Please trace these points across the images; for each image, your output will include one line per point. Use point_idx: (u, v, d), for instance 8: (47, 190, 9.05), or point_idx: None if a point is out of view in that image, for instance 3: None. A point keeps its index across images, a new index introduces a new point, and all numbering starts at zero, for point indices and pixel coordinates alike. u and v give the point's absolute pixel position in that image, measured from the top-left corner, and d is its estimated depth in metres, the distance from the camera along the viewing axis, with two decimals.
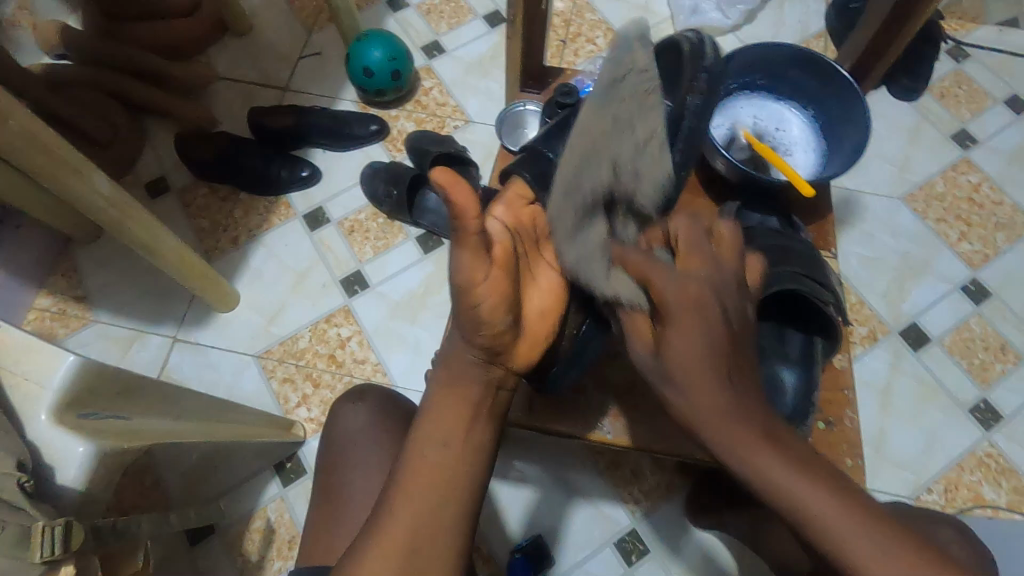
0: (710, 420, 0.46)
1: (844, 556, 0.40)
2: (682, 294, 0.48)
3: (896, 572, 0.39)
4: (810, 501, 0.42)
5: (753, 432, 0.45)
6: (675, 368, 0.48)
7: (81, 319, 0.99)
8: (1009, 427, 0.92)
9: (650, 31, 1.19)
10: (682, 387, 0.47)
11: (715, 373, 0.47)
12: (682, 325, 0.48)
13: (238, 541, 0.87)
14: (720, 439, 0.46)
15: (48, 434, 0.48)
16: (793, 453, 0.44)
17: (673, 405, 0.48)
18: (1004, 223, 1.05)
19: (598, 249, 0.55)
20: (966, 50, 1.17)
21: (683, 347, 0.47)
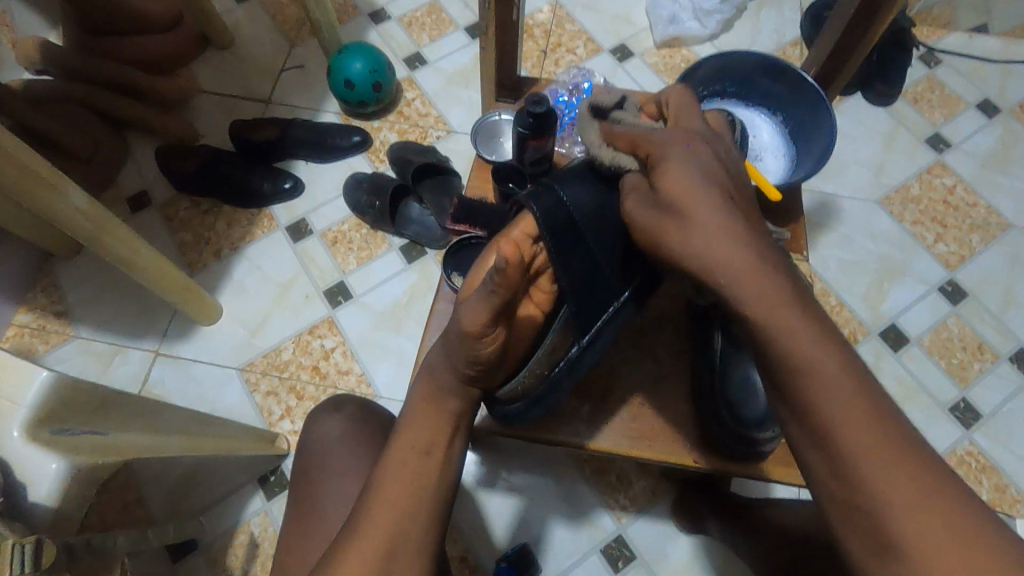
0: (711, 253, 0.46)
1: (829, 408, 0.40)
2: (673, 139, 0.52)
3: (847, 393, 0.40)
4: (799, 340, 0.42)
5: (767, 282, 0.44)
6: (674, 199, 0.48)
7: (61, 335, 0.98)
8: (988, 425, 0.93)
9: (630, 40, 1.20)
10: (685, 222, 0.47)
11: (719, 197, 0.48)
12: (691, 153, 0.50)
13: (221, 557, 0.86)
14: (726, 276, 0.45)
15: (20, 451, 0.47)
16: (808, 319, 0.43)
17: (676, 239, 0.48)
18: (978, 224, 1.06)
19: (601, 139, 0.59)
20: (938, 56, 1.20)
21: (685, 175, 0.49)
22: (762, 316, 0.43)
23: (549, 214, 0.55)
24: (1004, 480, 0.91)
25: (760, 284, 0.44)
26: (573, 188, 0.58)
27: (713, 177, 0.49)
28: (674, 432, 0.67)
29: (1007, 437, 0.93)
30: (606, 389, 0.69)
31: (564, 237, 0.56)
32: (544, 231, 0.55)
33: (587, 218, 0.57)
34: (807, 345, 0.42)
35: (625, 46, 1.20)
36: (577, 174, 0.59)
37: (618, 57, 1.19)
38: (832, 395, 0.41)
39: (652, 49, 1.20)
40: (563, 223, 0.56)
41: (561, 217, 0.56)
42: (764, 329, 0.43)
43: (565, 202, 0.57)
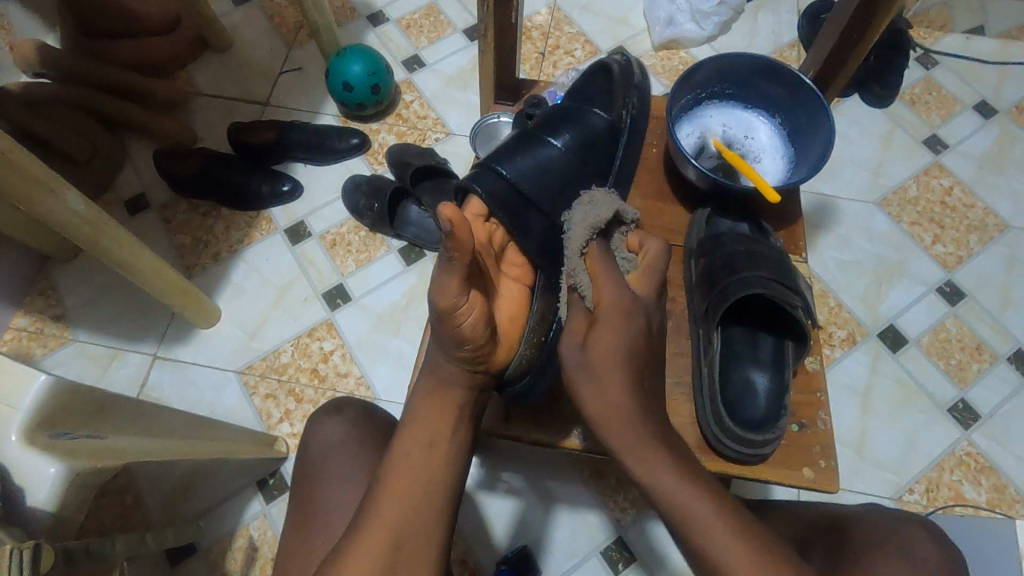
0: (611, 418, 0.52)
1: (715, 554, 0.46)
2: (616, 307, 0.55)
3: (733, 540, 0.46)
4: (686, 498, 0.49)
5: (648, 446, 0.51)
6: (595, 365, 0.54)
7: (59, 339, 0.98)
8: (987, 425, 0.94)
9: (628, 42, 1.21)
10: (600, 388, 0.53)
11: (626, 369, 0.54)
12: (617, 326, 0.54)
13: (220, 561, 0.86)
14: (624, 447, 0.52)
15: (18, 455, 0.47)
16: (693, 482, 0.50)
17: (584, 400, 0.54)
18: (976, 225, 1.07)
19: (583, 236, 0.59)
20: (934, 57, 1.20)
21: (606, 344, 0.54)
22: (641, 470, 0.51)
23: (495, 193, 0.60)
24: (1002, 481, 0.91)
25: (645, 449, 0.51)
26: (513, 162, 0.62)
27: (638, 344, 0.55)
28: None
29: (1006, 437, 0.93)
30: None
31: (514, 209, 0.60)
32: (493, 207, 0.59)
33: (532, 183, 0.61)
34: (687, 501, 0.49)
35: (623, 47, 1.20)
36: (514, 148, 0.64)
37: None
38: (733, 552, 0.46)
39: (650, 51, 1.20)
40: (510, 196, 0.60)
41: (507, 192, 0.60)
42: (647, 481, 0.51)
43: (507, 176, 0.61)
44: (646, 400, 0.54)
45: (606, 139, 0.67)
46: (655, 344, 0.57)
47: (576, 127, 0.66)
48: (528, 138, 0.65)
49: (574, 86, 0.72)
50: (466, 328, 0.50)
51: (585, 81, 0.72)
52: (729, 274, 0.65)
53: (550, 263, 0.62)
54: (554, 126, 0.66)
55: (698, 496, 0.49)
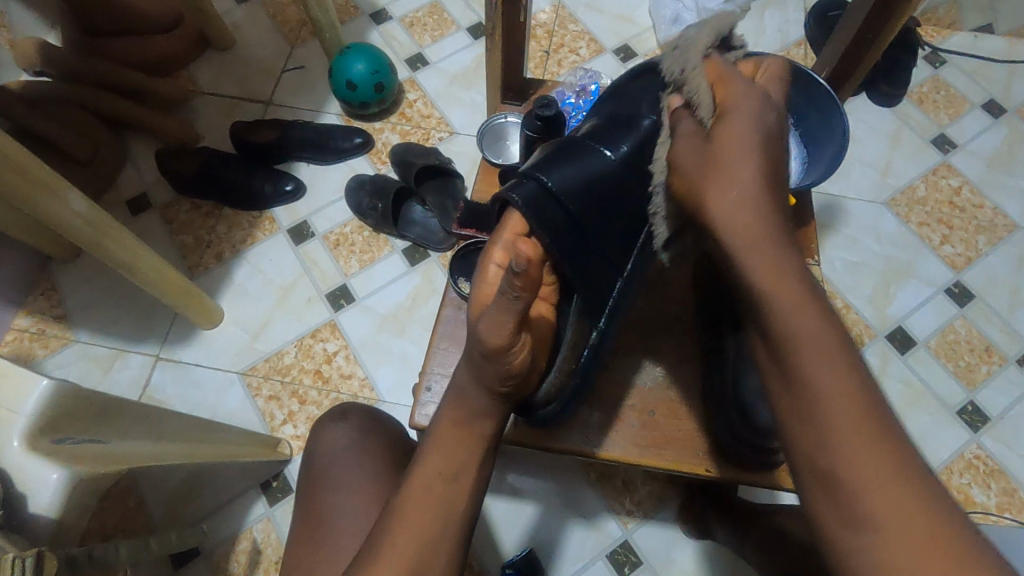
0: (738, 215, 0.48)
1: (813, 382, 0.41)
2: (746, 99, 0.54)
3: (834, 379, 0.41)
4: (803, 317, 0.44)
5: (775, 256, 0.47)
6: (718, 150, 0.52)
7: (61, 339, 0.97)
8: (996, 428, 0.93)
9: (633, 41, 1.20)
10: (726, 175, 0.50)
11: (753, 165, 0.50)
12: (749, 125, 0.52)
13: (224, 564, 0.85)
14: (740, 235, 0.48)
15: (20, 462, 0.46)
16: (819, 307, 0.44)
17: (707, 199, 0.51)
18: (985, 225, 1.06)
19: (698, 53, 0.58)
20: (943, 56, 1.19)
21: (736, 138, 0.51)
22: (762, 282, 0.46)
23: (539, 206, 0.53)
24: (1012, 484, 0.90)
25: (766, 254, 0.47)
26: (560, 171, 0.55)
27: (765, 148, 0.51)
28: (684, 439, 0.66)
29: (1016, 440, 0.92)
30: (615, 396, 0.68)
31: (557, 229, 0.54)
32: (537, 227, 0.53)
33: (579, 200, 0.55)
34: (806, 330, 0.43)
35: (628, 46, 1.19)
36: (559, 155, 0.56)
37: (621, 58, 1.18)
38: (832, 378, 0.41)
39: (655, 49, 1.19)
40: (555, 212, 0.54)
41: (552, 206, 0.53)
42: (769, 299, 0.45)
43: (553, 188, 0.54)
44: (778, 194, 0.50)
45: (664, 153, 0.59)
46: (781, 155, 0.53)
47: (630, 136, 0.59)
48: (574, 146, 0.57)
49: (620, 83, 0.64)
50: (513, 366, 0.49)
51: (634, 80, 0.63)
52: None
53: (590, 288, 0.56)
54: (609, 133, 0.59)
55: (834, 340, 0.43)
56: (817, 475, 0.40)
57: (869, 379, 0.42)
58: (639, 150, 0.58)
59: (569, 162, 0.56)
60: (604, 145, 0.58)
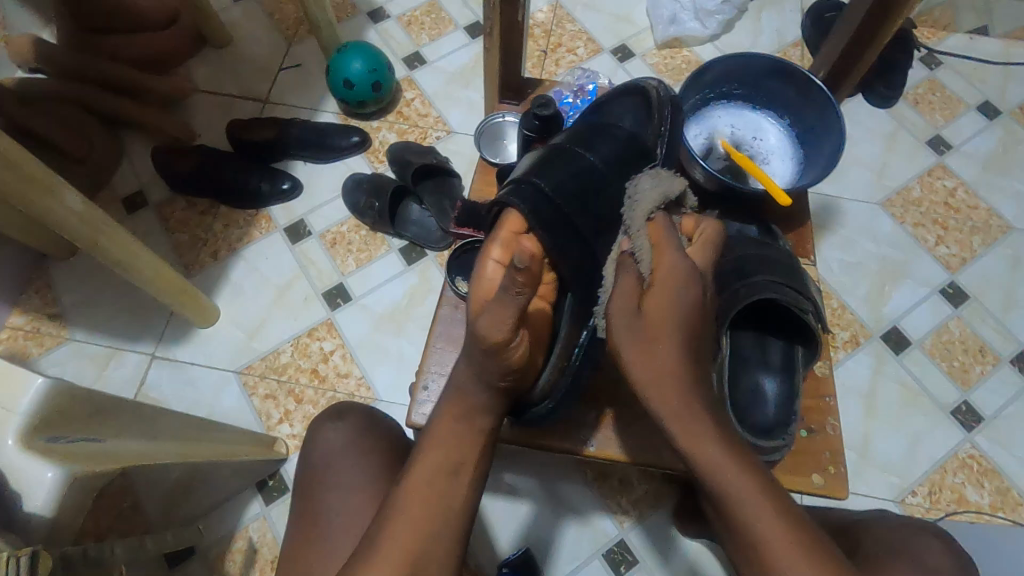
0: (665, 384, 0.49)
1: (764, 542, 0.44)
2: (677, 271, 0.52)
3: (784, 531, 0.44)
4: (733, 479, 0.46)
5: (701, 421, 0.48)
6: (650, 323, 0.51)
7: (56, 338, 0.97)
8: (989, 428, 0.93)
9: (631, 41, 1.20)
10: (653, 348, 0.50)
11: (678, 339, 0.50)
12: (677, 290, 0.51)
13: (220, 563, 0.85)
14: (667, 409, 0.48)
15: (15, 460, 0.46)
16: (748, 467, 0.47)
17: (631, 367, 0.50)
18: (980, 226, 1.06)
19: (649, 206, 0.56)
20: (939, 57, 1.20)
21: (661, 313, 0.51)
22: (687, 445, 0.47)
23: (531, 202, 0.54)
24: (1005, 483, 0.90)
25: (696, 427, 0.48)
26: (550, 173, 0.57)
27: (695, 321, 0.52)
28: (680, 438, 0.66)
29: (1009, 440, 0.93)
30: (612, 396, 0.68)
31: (549, 221, 0.54)
32: (529, 220, 0.54)
33: (568, 197, 0.56)
34: (741, 487, 0.46)
35: (626, 46, 1.19)
36: (549, 159, 0.58)
37: (619, 58, 1.18)
38: (771, 526, 0.44)
39: (653, 49, 1.19)
40: (546, 209, 0.55)
41: (543, 203, 0.55)
42: (699, 465, 0.47)
43: (545, 187, 0.55)
44: (705, 355, 0.52)
45: (642, 158, 0.61)
46: (710, 320, 0.54)
47: (611, 142, 0.61)
48: (563, 150, 0.59)
49: (604, 101, 0.67)
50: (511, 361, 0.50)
51: (617, 98, 0.67)
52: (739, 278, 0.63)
53: (582, 287, 0.57)
54: (594, 139, 0.61)
55: (753, 485, 0.46)
56: None
57: (803, 520, 0.46)
58: (620, 152, 0.60)
59: (558, 165, 0.58)
60: (591, 150, 0.60)
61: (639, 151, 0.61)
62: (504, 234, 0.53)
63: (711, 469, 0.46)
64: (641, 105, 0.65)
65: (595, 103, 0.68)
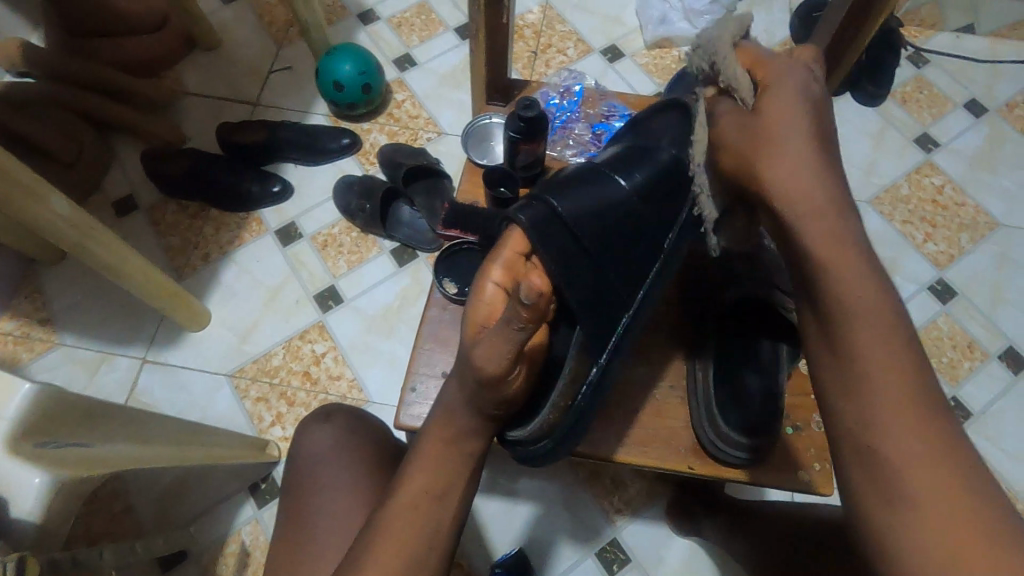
0: (797, 192, 0.48)
1: (864, 358, 0.42)
2: (792, 85, 0.52)
3: (893, 357, 0.41)
4: (851, 287, 0.44)
5: (834, 230, 0.46)
6: (769, 129, 0.51)
7: (46, 343, 0.97)
8: (978, 423, 0.94)
9: (620, 41, 1.20)
10: (781, 151, 0.49)
11: (810, 148, 0.49)
12: (794, 116, 0.50)
13: (213, 566, 0.85)
14: (804, 207, 0.47)
15: (2, 466, 0.46)
16: (871, 279, 0.44)
17: (767, 169, 0.50)
18: (967, 223, 1.07)
19: (729, 37, 0.55)
20: (926, 56, 1.21)
21: (790, 119, 0.51)
22: (815, 237, 0.46)
23: (546, 223, 0.52)
24: (994, 478, 0.91)
25: (829, 227, 0.46)
26: (571, 196, 0.55)
27: (818, 129, 0.51)
28: (669, 438, 0.66)
29: (997, 435, 0.94)
30: None
31: (563, 247, 0.53)
32: (541, 242, 0.51)
33: (589, 229, 0.55)
34: (865, 301, 0.43)
35: (615, 46, 1.20)
36: (575, 182, 0.57)
37: (608, 58, 1.18)
38: (880, 349, 0.42)
39: (642, 49, 1.19)
40: (561, 233, 0.53)
41: (559, 225, 0.53)
42: (826, 272, 0.45)
43: (562, 210, 0.54)
44: (836, 175, 0.49)
45: (672, 193, 0.60)
46: (830, 131, 0.52)
47: (643, 170, 0.59)
48: (589, 174, 0.58)
49: (642, 121, 0.65)
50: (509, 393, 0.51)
51: (658, 121, 0.64)
52: None
53: (594, 324, 0.55)
54: (625, 163, 0.60)
55: (878, 300, 0.43)
56: (853, 446, 0.41)
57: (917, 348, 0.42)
58: (650, 185, 0.59)
59: (579, 187, 0.56)
60: (618, 175, 0.59)
61: (666, 180, 0.60)
62: (507, 256, 0.50)
63: (833, 285, 0.45)
64: (679, 125, 0.63)
65: (629, 125, 0.67)
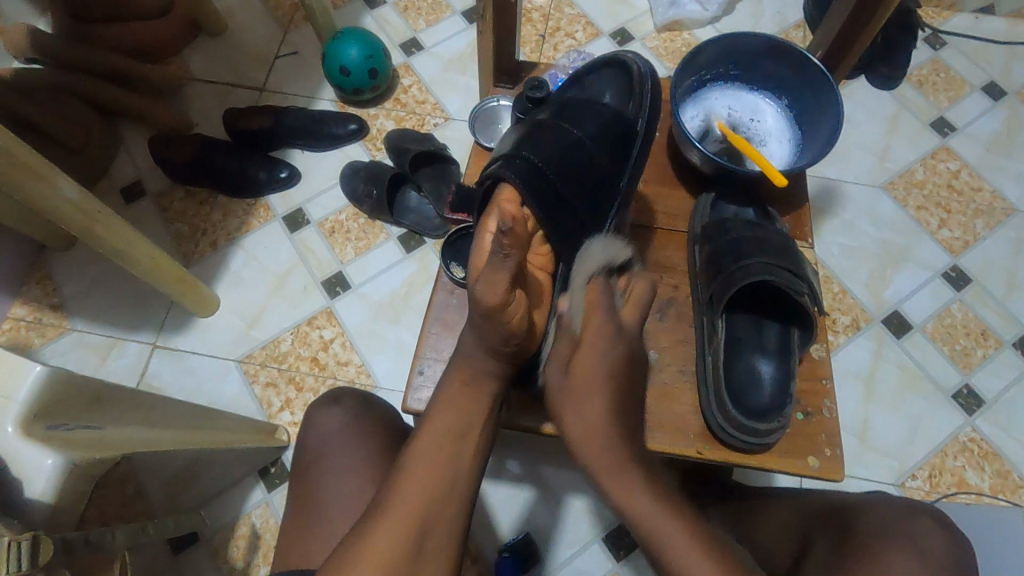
0: (591, 440, 0.54)
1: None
2: (599, 336, 0.58)
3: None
4: (660, 522, 0.49)
5: (626, 473, 0.52)
6: (579, 386, 0.57)
7: (57, 328, 0.97)
8: (991, 411, 0.93)
9: (630, 24, 1.18)
10: (580, 404, 0.56)
11: (603, 397, 0.56)
12: (590, 381, 0.57)
13: (223, 549, 0.86)
14: (596, 463, 0.53)
15: (15, 447, 0.46)
16: (668, 506, 0.50)
17: (570, 424, 0.56)
18: (983, 209, 1.05)
19: (597, 267, 0.63)
20: (943, 37, 1.18)
21: (590, 365, 0.57)
22: (619, 495, 0.51)
23: (526, 177, 0.58)
24: (1006, 466, 0.90)
25: (624, 484, 0.51)
26: (541, 151, 0.61)
27: (618, 381, 0.58)
28: None
29: (1010, 423, 0.92)
30: None
31: (544, 196, 0.59)
32: (526, 193, 0.58)
33: (557, 168, 0.61)
34: (674, 533, 0.48)
35: (625, 29, 1.18)
36: (534, 135, 0.63)
37: (618, 42, 1.17)
38: (700, 570, 0.45)
39: (652, 32, 1.17)
40: (541, 182, 0.59)
41: (539, 177, 0.59)
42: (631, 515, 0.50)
43: (538, 163, 0.60)
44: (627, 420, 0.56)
45: (625, 133, 0.66)
46: (631, 374, 0.59)
47: (596, 117, 0.65)
48: (547, 124, 0.64)
49: (583, 75, 0.71)
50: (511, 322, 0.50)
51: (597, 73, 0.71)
52: (734, 260, 0.65)
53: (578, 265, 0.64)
54: (578, 113, 0.66)
55: (685, 525, 0.48)
56: None
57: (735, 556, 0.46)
58: (604, 125, 0.65)
59: (546, 142, 0.62)
60: (576, 125, 0.65)
61: (621, 124, 0.66)
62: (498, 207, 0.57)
63: (636, 519, 0.49)
64: (620, 74, 0.70)
65: (573, 78, 0.72)
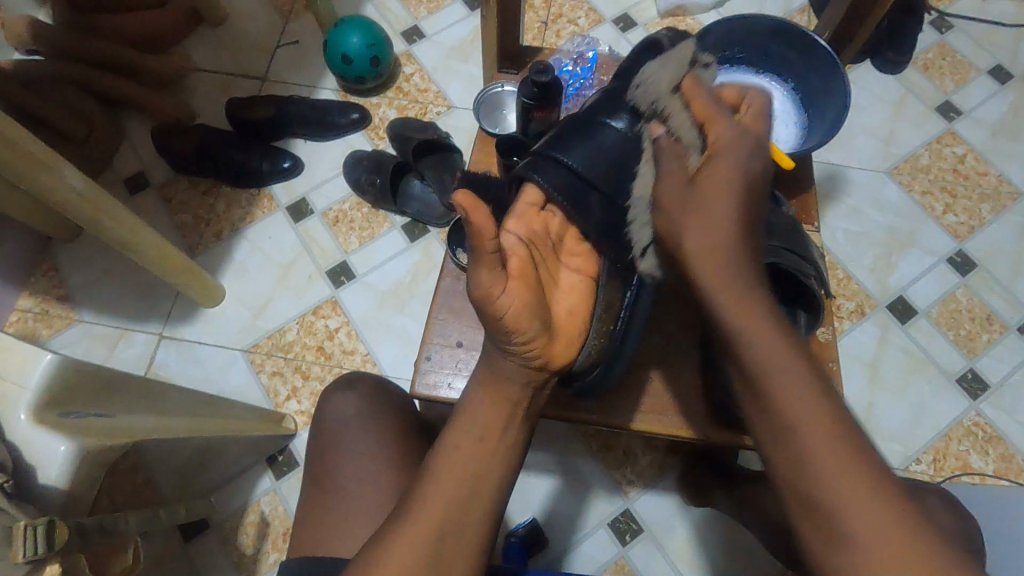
0: (711, 256, 0.49)
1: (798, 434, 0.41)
2: (732, 136, 0.53)
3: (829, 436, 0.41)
4: (783, 361, 0.44)
5: (748, 291, 0.47)
6: (702, 197, 0.51)
7: (64, 319, 0.98)
8: (995, 395, 0.93)
9: (632, 10, 1.17)
10: (702, 216, 0.50)
11: (740, 204, 0.50)
12: (723, 194, 0.50)
13: (233, 535, 0.87)
14: (723, 289, 0.47)
15: (28, 434, 0.46)
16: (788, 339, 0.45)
17: (685, 236, 0.50)
18: (989, 193, 1.05)
19: (667, 83, 0.60)
20: (950, 20, 1.17)
21: (720, 176, 0.51)
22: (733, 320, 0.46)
23: (560, 185, 0.58)
24: (1010, 450, 0.91)
25: (740, 291, 0.47)
26: (576, 150, 0.59)
27: (753, 176, 0.52)
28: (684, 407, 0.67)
29: (1014, 407, 0.93)
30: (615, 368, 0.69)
31: (576, 198, 0.59)
32: (559, 199, 0.58)
33: (602, 172, 0.59)
34: (788, 380, 0.43)
35: (628, 16, 1.17)
36: (572, 135, 0.60)
37: (620, 28, 1.16)
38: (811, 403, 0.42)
39: (655, 18, 1.17)
40: (578, 186, 0.59)
41: (573, 181, 0.59)
42: (745, 344, 0.45)
43: (574, 167, 0.59)
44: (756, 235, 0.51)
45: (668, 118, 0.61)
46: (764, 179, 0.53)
47: (636, 104, 0.61)
48: (586, 123, 0.61)
49: (625, 64, 0.66)
50: (507, 318, 0.49)
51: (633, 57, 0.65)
52: None
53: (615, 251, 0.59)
54: (616, 100, 0.62)
55: (806, 367, 0.43)
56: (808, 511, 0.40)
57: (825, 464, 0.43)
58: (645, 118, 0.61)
59: (580, 139, 0.60)
60: (612, 115, 0.61)
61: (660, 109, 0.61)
62: (521, 207, 0.58)
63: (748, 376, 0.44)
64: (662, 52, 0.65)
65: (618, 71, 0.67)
